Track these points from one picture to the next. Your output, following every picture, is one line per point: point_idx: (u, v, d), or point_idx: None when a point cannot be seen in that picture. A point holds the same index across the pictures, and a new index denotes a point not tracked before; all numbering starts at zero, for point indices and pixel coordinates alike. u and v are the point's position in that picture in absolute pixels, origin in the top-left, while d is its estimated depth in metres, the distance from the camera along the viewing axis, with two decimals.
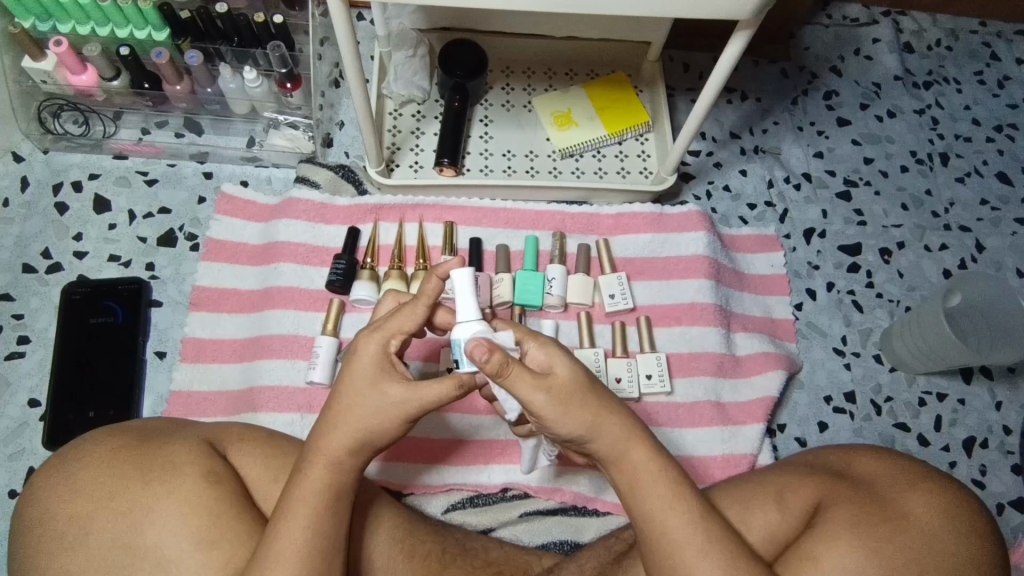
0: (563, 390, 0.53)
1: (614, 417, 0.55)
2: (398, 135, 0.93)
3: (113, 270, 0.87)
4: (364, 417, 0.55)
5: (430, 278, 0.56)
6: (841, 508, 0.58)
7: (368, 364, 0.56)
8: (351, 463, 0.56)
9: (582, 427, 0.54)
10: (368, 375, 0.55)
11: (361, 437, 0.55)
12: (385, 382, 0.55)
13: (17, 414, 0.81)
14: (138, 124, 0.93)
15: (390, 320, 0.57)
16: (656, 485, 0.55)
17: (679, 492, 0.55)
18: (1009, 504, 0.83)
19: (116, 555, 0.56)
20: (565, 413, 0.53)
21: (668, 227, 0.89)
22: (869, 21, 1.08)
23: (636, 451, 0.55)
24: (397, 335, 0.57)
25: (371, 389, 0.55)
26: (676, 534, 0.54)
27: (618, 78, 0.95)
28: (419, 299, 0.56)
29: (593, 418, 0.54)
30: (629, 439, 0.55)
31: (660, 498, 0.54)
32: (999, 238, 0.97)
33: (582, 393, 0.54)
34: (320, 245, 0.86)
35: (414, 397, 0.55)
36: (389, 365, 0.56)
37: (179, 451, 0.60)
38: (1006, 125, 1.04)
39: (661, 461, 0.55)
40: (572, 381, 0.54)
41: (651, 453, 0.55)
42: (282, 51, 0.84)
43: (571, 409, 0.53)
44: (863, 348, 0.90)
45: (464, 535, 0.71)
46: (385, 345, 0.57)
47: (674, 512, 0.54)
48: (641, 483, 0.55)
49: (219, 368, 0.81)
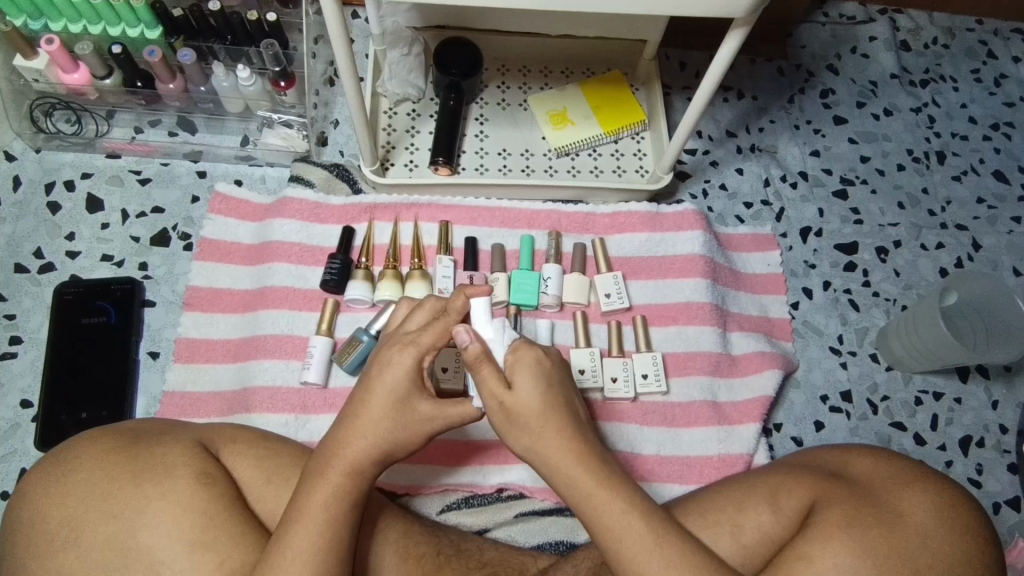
0: (517, 409, 0.56)
1: (557, 444, 0.56)
2: (393, 133, 0.92)
3: (106, 270, 0.87)
4: (392, 429, 0.57)
5: (457, 295, 0.58)
6: (832, 511, 0.57)
7: (401, 379, 0.57)
8: (368, 470, 0.56)
9: (526, 449, 0.57)
10: (400, 391, 0.57)
11: (383, 448, 0.57)
12: (414, 400, 0.57)
13: (8, 415, 0.80)
14: (131, 123, 0.93)
15: (424, 336, 0.57)
16: (603, 516, 0.55)
17: (632, 519, 0.55)
18: (1005, 503, 0.83)
19: (108, 557, 0.56)
20: (507, 426, 0.57)
21: (664, 226, 0.89)
22: (865, 19, 1.07)
23: (581, 480, 0.56)
24: (430, 350, 0.58)
25: (403, 404, 0.57)
26: (630, 563, 0.54)
27: (615, 76, 0.94)
28: (448, 317, 0.58)
29: (536, 442, 0.56)
30: (574, 468, 0.56)
31: (609, 529, 0.55)
32: (995, 236, 0.97)
33: (530, 416, 0.56)
34: (314, 245, 0.85)
35: (440, 413, 0.58)
36: (418, 383, 0.57)
37: (171, 452, 0.60)
38: (1002, 124, 1.04)
39: (611, 490, 0.55)
40: (527, 402, 0.56)
41: (599, 481, 0.56)
42: (275, 49, 0.83)
43: (516, 430, 0.56)
44: (859, 347, 0.90)
45: (458, 535, 0.70)
46: (419, 360, 0.57)
47: (628, 539, 0.54)
48: (591, 510, 0.55)
49: (212, 368, 0.81)
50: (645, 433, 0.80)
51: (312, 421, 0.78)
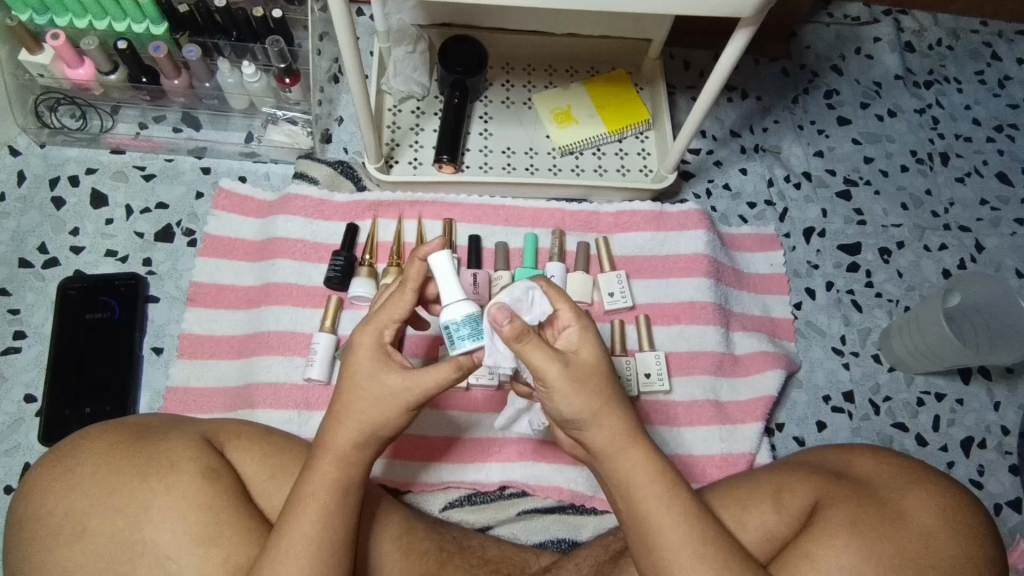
0: (584, 371, 0.53)
1: (615, 415, 0.54)
2: (397, 131, 0.92)
3: (110, 266, 0.87)
4: (366, 409, 0.55)
5: (412, 263, 0.55)
6: (839, 506, 0.58)
7: (365, 356, 0.55)
8: (357, 457, 0.56)
9: (586, 412, 0.53)
10: (368, 367, 0.55)
11: (366, 429, 0.55)
12: (383, 372, 0.55)
13: (12, 410, 0.80)
14: (135, 118, 0.92)
15: (381, 311, 0.56)
16: (652, 485, 0.54)
17: (674, 494, 0.54)
18: (1006, 504, 0.83)
19: (112, 551, 0.56)
20: (576, 389, 0.52)
21: (668, 224, 0.89)
22: (870, 20, 1.07)
23: (633, 451, 0.54)
24: (390, 325, 0.56)
25: (370, 381, 0.55)
26: (668, 535, 0.53)
27: (618, 75, 0.95)
28: (406, 284, 0.56)
29: (598, 407, 0.53)
30: (627, 439, 0.54)
31: (656, 497, 0.54)
32: (998, 238, 0.97)
33: (596, 379, 0.53)
34: (319, 241, 0.86)
35: (411, 383, 0.54)
36: (385, 357, 0.55)
37: (176, 447, 0.60)
38: (1006, 125, 1.04)
39: (656, 463, 0.55)
40: (593, 365, 0.53)
41: (647, 455, 0.55)
42: (281, 45, 0.83)
43: (582, 392, 0.52)
44: (861, 348, 0.90)
45: (461, 532, 0.71)
46: (380, 336, 0.56)
47: (670, 512, 0.54)
48: (636, 482, 0.54)
49: (215, 364, 0.81)
50: (648, 432, 0.80)
51: (315, 417, 0.78)
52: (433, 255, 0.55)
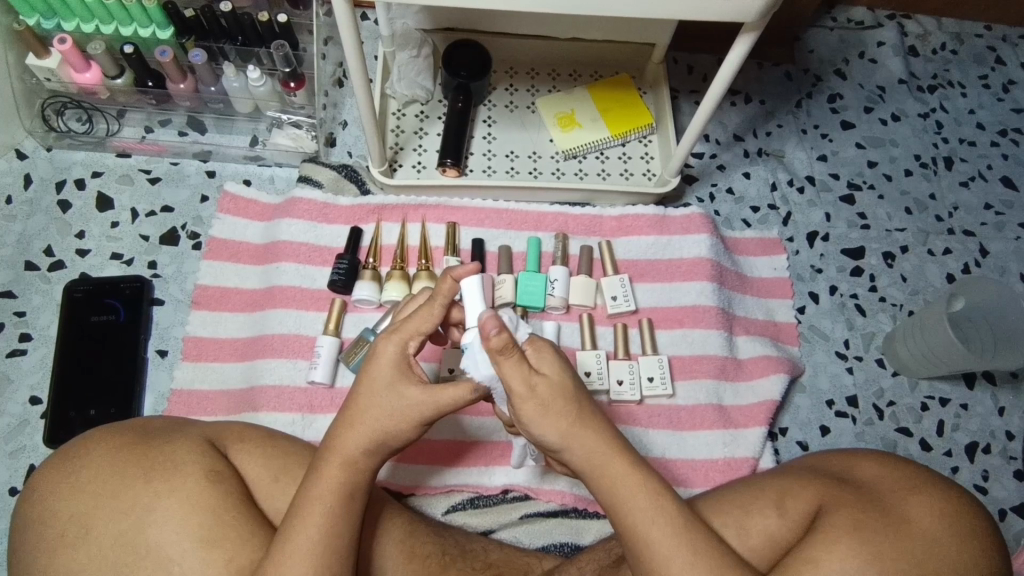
0: (549, 393, 0.53)
1: (592, 431, 0.54)
2: (401, 135, 0.92)
3: (116, 268, 0.87)
4: (380, 417, 0.55)
5: (444, 279, 0.56)
6: (840, 513, 0.58)
7: (387, 366, 0.56)
8: (361, 462, 0.56)
9: (554, 433, 0.53)
10: (387, 377, 0.55)
11: (378, 437, 0.55)
12: (402, 385, 0.55)
13: (17, 412, 0.81)
14: (141, 122, 0.93)
15: (408, 322, 0.56)
16: (637, 499, 0.54)
17: (662, 506, 0.54)
18: (1011, 509, 0.83)
19: (116, 554, 0.56)
20: (541, 414, 0.52)
21: (671, 229, 0.89)
22: (873, 25, 1.07)
23: (615, 464, 0.54)
24: (415, 337, 0.56)
25: (388, 391, 0.55)
26: (659, 549, 0.53)
27: (622, 80, 0.94)
28: (436, 298, 0.56)
29: (568, 427, 0.53)
30: (610, 452, 0.54)
31: (642, 511, 0.54)
32: (1002, 243, 0.97)
33: (563, 401, 0.53)
34: (322, 244, 0.86)
35: (430, 399, 0.55)
36: (407, 369, 0.56)
37: (180, 450, 0.60)
38: (1010, 130, 1.04)
39: (641, 476, 0.54)
40: (560, 387, 0.53)
41: (631, 468, 0.54)
42: (286, 50, 0.83)
43: (546, 415, 0.53)
44: (865, 352, 0.90)
45: (464, 536, 0.70)
46: (404, 346, 0.56)
47: (657, 525, 0.53)
48: (622, 496, 0.54)
49: (219, 367, 0.81)
50: (650, 436, 0.80)
51: (318, 420, 0.78)
52: (466, 276, 0.55)
